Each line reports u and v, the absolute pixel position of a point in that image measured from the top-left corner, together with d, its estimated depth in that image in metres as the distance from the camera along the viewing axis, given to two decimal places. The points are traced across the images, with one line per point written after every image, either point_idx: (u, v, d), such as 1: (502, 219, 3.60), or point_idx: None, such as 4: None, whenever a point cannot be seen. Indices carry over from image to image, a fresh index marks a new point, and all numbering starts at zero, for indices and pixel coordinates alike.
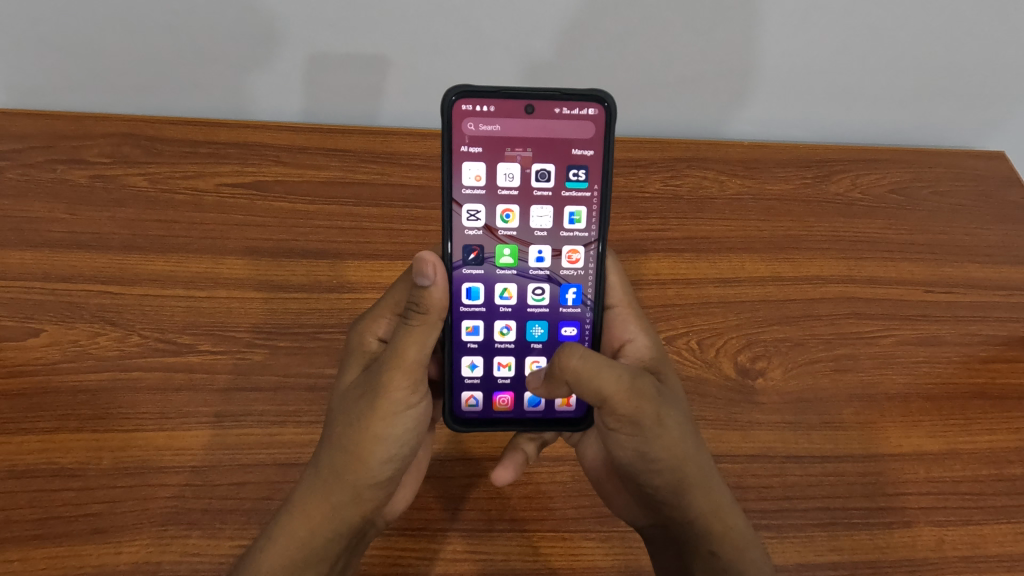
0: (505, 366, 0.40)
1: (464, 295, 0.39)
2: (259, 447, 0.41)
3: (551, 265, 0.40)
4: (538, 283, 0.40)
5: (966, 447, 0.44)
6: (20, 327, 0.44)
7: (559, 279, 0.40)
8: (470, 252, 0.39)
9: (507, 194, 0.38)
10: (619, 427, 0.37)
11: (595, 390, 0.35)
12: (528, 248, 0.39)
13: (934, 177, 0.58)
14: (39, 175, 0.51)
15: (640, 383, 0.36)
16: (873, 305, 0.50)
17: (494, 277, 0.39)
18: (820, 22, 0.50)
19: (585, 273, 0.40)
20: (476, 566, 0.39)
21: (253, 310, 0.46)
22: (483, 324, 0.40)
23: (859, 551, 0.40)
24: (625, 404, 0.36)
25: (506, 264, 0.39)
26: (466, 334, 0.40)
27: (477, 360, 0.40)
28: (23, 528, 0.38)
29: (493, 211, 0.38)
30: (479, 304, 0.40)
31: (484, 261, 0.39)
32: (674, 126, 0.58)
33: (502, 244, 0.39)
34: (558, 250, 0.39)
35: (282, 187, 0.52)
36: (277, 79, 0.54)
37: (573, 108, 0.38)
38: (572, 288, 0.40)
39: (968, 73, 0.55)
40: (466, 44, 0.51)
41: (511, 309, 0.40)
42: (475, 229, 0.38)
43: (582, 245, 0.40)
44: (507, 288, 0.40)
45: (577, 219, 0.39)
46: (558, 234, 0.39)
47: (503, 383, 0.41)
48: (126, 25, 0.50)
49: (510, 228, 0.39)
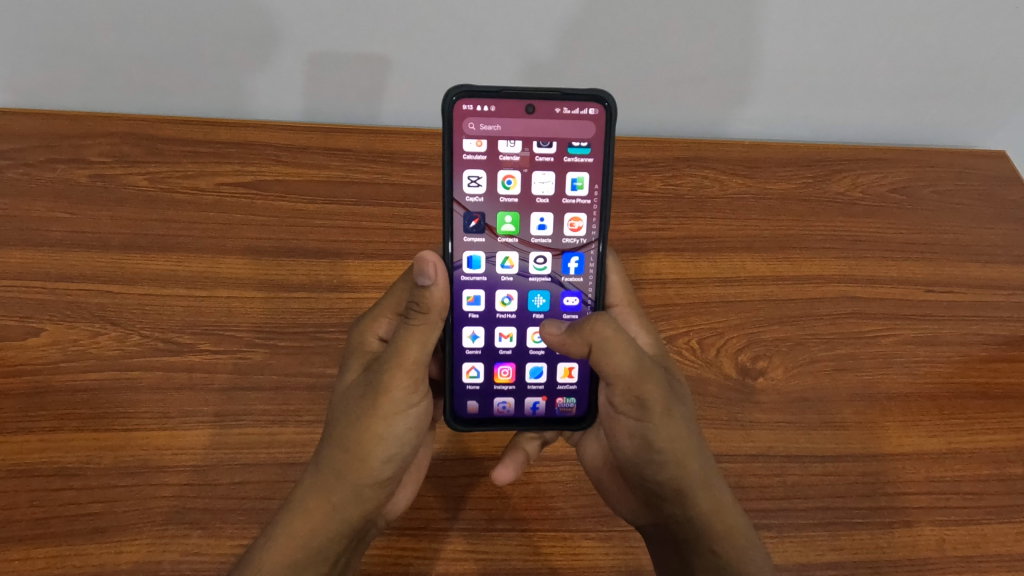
0: (505, 337, 0.40)
1: (465, 263, 0.39)
2: (259, 446, 0.41)
3: (552, 232, 0.39)
4: (540, 251, 0.39)
5: (967, 447, 0.44)
6: (20, 327, 0.44)
7: (561, 246, 0.39)
8: (470, 252, 0.39)
9: (507, 194, 0.38)
10: (626, 407, 0.38)
11: (610, 365, 0.36)
12: (529, 214, 0.39)
13: (934, 176, 0.58)
14: (39, 173, 0.51)
15: (652, 369, 0.37)
16: (873, 304, 0.50)
17: (495, 245, 0.39)
18: (819, 23, 0.50)
19: (587, 242, 0.39)
20: (476, 565, 0.39)
21: (253, 309, 0.46)
22: (483, 294, 0.39)
23: (860, 551, 0.40)
24: (635, 386, 0.37)
25: (507, 231, 0.39)
26: (466, 304, 0.39)
27: (477, 360, 0.40)
28: (23, 527, 0.38)
29: (494, 177, 0.38)
30: (480, 273, 0.39)
31: (485, 229, 0.39)
32: (674, 126, 0.58)
33: (503, 211, 0.38)
34: (560, 217, 0.39)
35: (281, 186, 0.52)
36: (277, 78, 0.54)
37: (574, 108, 0.38)
38: (574, 256, 0.39)
39: (968, 73, 0.55)
40: (466, 44, 0.51)
41: (512, 278, 0.39)
42: (476, 195, 0.38)
43: (584, 212, 0.39)
44: (508, 256, 0.39)
45: (579, 185, 0.39)
46: (559, 201, 0.39)
47: (503, 382, 0.41)
48: (126, 23, 0.50)
49: (511, 194, 0.38)
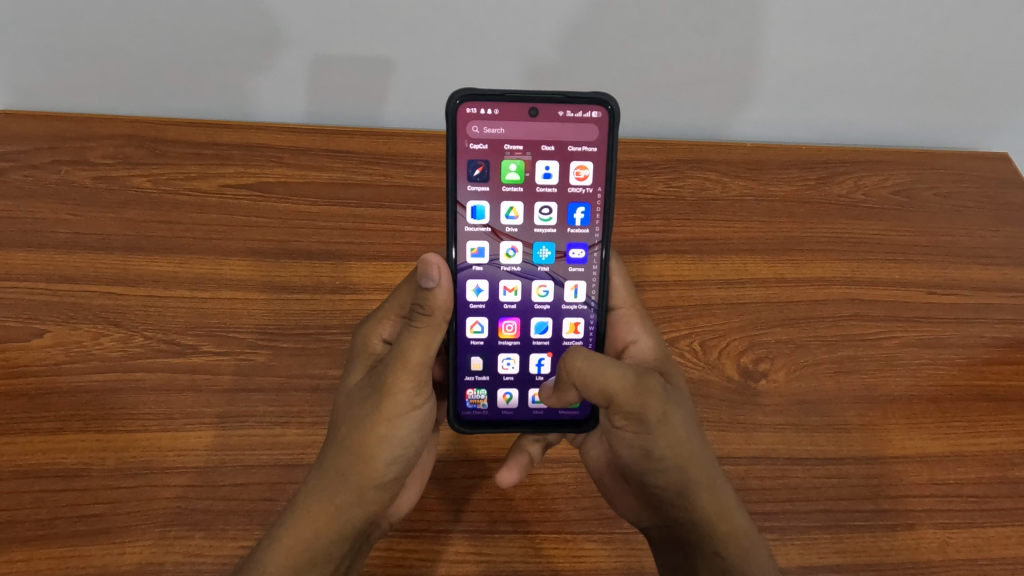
0: (510, 290, 0.39)
1: (469, 213, 0.38)
2: (262, 448, 0.41)
3: (558, 180, 0.38)
4: (545, 202, 0.39)
5: (970, 449, 0.44)
6: (24, 328, 0.44)
7: (567, 196, 0.39)
8: (474, 203, 0.38)
9: (512, 144, 0.38)
10: (625, 422, 0.38)
11: (600, 392, 0.36)
12: (535, 164, 0.38)
13: (936, 178, 0.58)
14: (43, 175, 0.51)
15: (646, 382, 0.37)
16: (875, 306, 0.50)
17: (500, 194, 0.38)
18: (819, 26, 0.50)
19: (593, 192, 0.39)
20: (479, 566, 0.39)
21: (257, 310, 0.46)
22: (487, 246, 0.39)
23: (863, 553, 0.40)
24: (631, 401, 0.36)
25: (512, 180, 0.38)
26: (470, 256, 0.39)
27: (480, 315, 0.40)
28: (26, 527, 0.38)
29: (498, 124, 0.37)
30: (484, 224, 0.38)
31: (489, 178, 0.38)
32: (677, 128, 0.58)
33: (508, 160, 0.38)
34: (566, 166, 0.38)
35: (284, 187, 0.52)
36: (280, 80, 0.54)
37: (577, 111, 0.38)
38: (580, 207, 0.39)
39: (969, 76, 0.55)
40: (469, 46, 0.51)
41: (518, 230, 0.39)
42: (480, 143, 0.37)
43: (590, 160, 0.38)
44: (513, 207, 0.38)
45: (586, 133, 0.38)
46: (565, 149, 0.38)
47: (506, 339, 0.40)
48: (129, 24, 0.50)
49: (515, 143, 0.38)
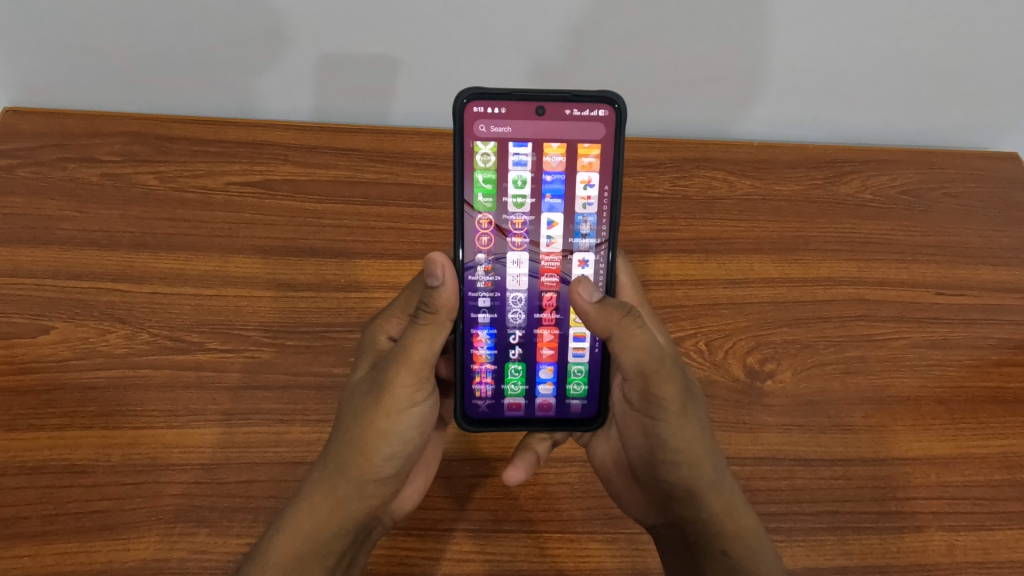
0: (518, 249, 0.39)
1: (477, 167, 0.38)
2: (267, 445, 0.41)
3: (568, 140, 0.38)
4: (555, 155, 0.38)
5: (979, 452, 0.44)
6: (32, 324, 0.44)
7: (578, 151, 0.38)
8: (483, 157, 0.37)
9: (522, 109, 0.37)
10: (640, 402, 0.38)
11: (626, 351, 0.36)
12: (545, 123, 0.37)
13: (946, 178, 0.57)
14: (50, 173, 0.51)
15: (671, 368, 0.37)
16: (884, 307, 0.49)
17: (508, 150, 0.38)
18: (823, 26, 0.50)
19: (605, 144, 0.38)
20: (483, 566, 0.39)
21: (263, 309, 0.46)
22: (497, 199, 0.38)
23: (870, 555, 0.40)
24: (650, 380, 0.37)
25: (522, 138, 0.38)
26: (478, 210, 0.38)
27: (488, 273, 0.39)
28: (33, 523, 0.38)
29: (506, 100, 0.37)
30: (493, 176, 0.38)
31: (500, 133, 0.37)
32: (685, 127, 0.58)
33: (516, 122, 0.37)
34: (577, 123, 0.38)
35: (290, 186, 0.52)
36: (288, 79, 0.54)
37: (585, 109, 0.37)
38: (592, 158, 0.38)
39: (978, 77, 0.54)
40: (476, 44, 0.51)
41: (528, 182, 0.38)
42: (488, 114, 0.37)
43: (601, 117, 0.37)
44: (523, 159, 0.38)
45: (597, 100, 0.37)
46: (573, 114, 0.37)
47: (514, 304, 0.39)
48: (136, 20, 0.50)
49: (524, 112, 0.37)
